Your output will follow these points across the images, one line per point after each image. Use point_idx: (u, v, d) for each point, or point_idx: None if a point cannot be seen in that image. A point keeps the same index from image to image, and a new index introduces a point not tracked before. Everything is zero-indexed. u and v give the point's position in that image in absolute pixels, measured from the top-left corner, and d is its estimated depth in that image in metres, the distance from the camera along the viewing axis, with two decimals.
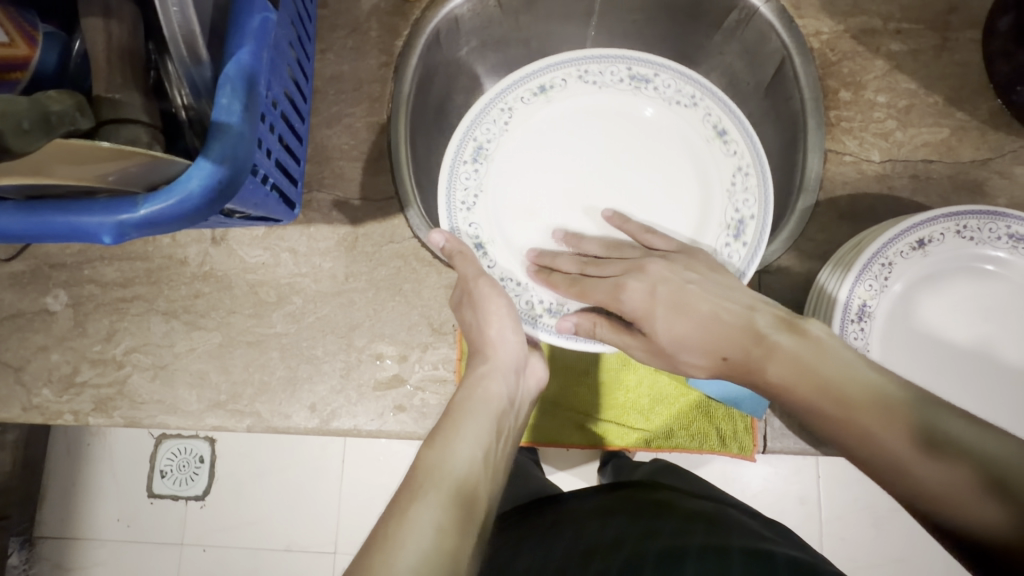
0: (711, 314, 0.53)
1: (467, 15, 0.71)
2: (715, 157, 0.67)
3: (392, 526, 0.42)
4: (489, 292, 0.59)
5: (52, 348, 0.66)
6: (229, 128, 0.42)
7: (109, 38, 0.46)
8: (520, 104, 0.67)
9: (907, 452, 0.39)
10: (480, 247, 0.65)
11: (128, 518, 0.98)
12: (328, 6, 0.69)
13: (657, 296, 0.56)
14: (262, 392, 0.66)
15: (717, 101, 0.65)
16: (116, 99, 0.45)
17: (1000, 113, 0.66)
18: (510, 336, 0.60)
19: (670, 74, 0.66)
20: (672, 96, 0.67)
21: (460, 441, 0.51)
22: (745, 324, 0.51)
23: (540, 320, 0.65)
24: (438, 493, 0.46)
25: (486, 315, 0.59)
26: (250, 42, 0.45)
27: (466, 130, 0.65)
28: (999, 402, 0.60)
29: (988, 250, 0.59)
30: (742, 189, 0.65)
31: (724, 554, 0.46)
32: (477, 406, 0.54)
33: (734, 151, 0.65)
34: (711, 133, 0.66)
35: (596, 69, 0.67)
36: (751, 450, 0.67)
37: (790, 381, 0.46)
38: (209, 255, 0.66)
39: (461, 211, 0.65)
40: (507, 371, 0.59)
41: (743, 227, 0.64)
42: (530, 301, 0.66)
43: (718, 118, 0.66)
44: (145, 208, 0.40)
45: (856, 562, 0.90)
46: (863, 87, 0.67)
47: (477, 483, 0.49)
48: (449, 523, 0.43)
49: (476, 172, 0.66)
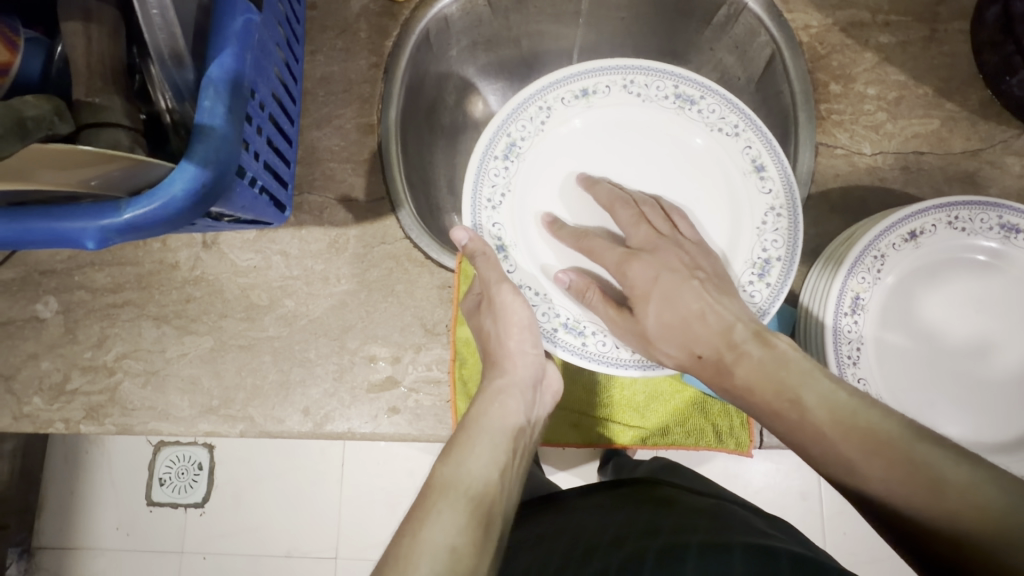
0: (699, 311, 0.53)
1: (457, 15, 0.70)
2: (748, 193, 0.62)
3: (405, 546, 0.42)
4: (510, 302, 0.58)
5: (43, 356, 0.65)
6: (213, 130, 0.41)
7: (89, 41, 0.45)
8: (559, 104, 0.63)
9: (881, 484, 0.41)
10: (501, 249, 0.62)
11: (127, 526, 0.98)
12: (316, 8, 0.69)
13: (661, 281, 0.55)
14: (255, 396, 0.65)
15: (759, 134, 0.60)
16: (96, 103, 0.44)
17: (990, 103, 0.65)
18: (528, 349, 0.59)
19: (717, 99, 0.61)
20: (715, 122, 0.62)
21: (475, 459, 0.50)
22: (724, 329, 0.52)
23: (555, 335, 0.60)
24: (452, 510, 0.45)
25: (505, 326, 0.58)
26: (233, 45, 0.44)
27: (500, 124, 0.61)
28: (987, 395, 0.60)
29: (979, 241, 0.58)
30: (772, 229, 0.60)
31: (726, 551, 0.46)
32: (492, 422, 0.54)
33: (769, 189, 0.60)
34: (748, 166, 0.61)
35: (642, 80, 0.62)
36: (748, 445, 0.68)
37: (755, 384, 0.48)
38: (200, 259, 0.66)
39: (485, 208, 0.61)
40: (524, 387, 0.57)
41: (770, 266, 0.60)
42: (549, 313, 0.61)
43: (758, 153, 0.61)
44: (128, 212, 0.39)
45: (858, 558, 0.89)
46: (853, 80, 0.67)
47: (492, 499, 0.48)
48: (464, 545, 0.42)
49: (504, 169, 0.62)
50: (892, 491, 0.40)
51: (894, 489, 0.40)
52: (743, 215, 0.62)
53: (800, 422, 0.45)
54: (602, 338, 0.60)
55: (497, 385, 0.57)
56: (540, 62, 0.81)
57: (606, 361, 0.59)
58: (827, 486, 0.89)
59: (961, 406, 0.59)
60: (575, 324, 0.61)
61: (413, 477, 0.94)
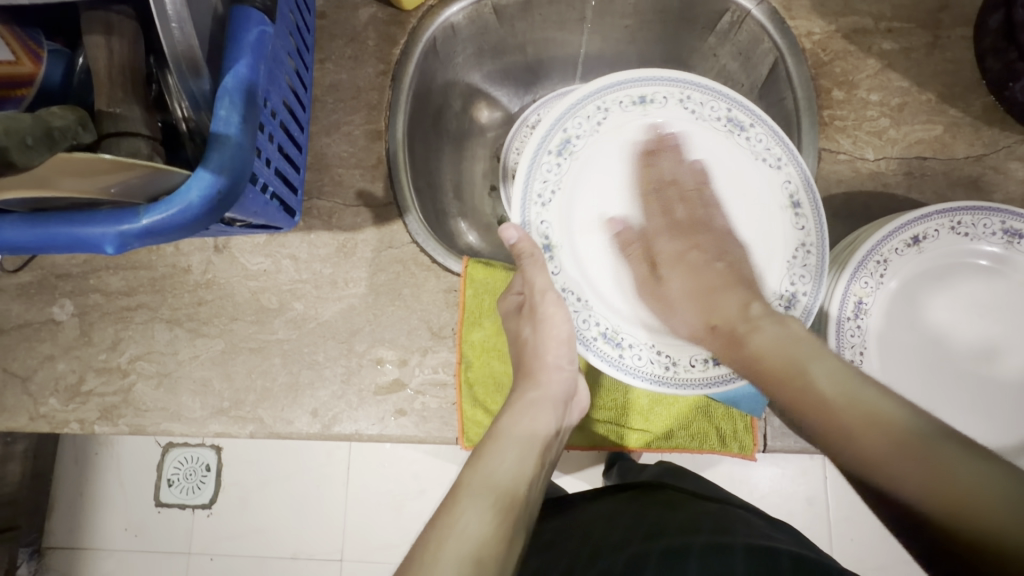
0: (716, 276, 0.59)
1: (463, 23, 0.71)
2: (781, 226, 0.61)
3: (431, 552, 0.44)
4: (553, 314, 0.59)
5: (59, 358, 0.67)
6: (228, 139, 0.43)
7: (111, 54, 0.46)
8: (616, 108, 0.61)
9: (871, 454, 0.42)
10: (547, 249, 0.61)
11: (136, 527, 0.99)
12: (325, 17, 0.70)
13: (685, 256, 0.62)
14: (264, 398, 0.66)
15: (799, 166, 0.59)
16: (116, 113, 0.46)
17: (994, 109, 0.66)
18: (565, 364, 0.60)
19: (766, 129, 0.60)
20: (759, 151, 0.61)
21: (502, 466, 0.51)
22: (740, 304, 0.56)
23: (592, 342, 0.60)
24: (478, 521, 0.46)
25: (545, 339, 0.59)
26: (247, 55, 0.46)
27: (556, 120, 0.59)
28: (989, 400, 0.60)
29: (982, 245, 0.59)
30: (800, 265, 0.59)
31: (727, 554, 0.47)
32: (523, 432, 0.54)
33: (802, 225, 0.59)
34: (785, 201, 0.60)
35: (698, 97, 0.61)
36: (751, 448, 0.68)
37: (767, 352, 0.50)
38: (211, 263, 0.67)
39: (535, 205, 0.60)
40: (557, 403, 0.58)
41: (796, 302, 0.59)
42: (589, 321, 0.61)
43: (797, 189, 0.60)
44: (147, 218, 0.40)
45: (865, 564, 0.89)
46: (856, 86, 0.68)
47: (518, 512, 0.49)
48: (488, 557, 0.44)
49: (557, 166, 0.60)
50: (886, 462, 0.42)
51: (874, 459, 0.42)
52: (773, 246, 0.61)
53: (801, 391, 0.47)
54: (638, 351, 0.60)
55: (530, 396, 0.57)
56: (546, 68, 0.82)
57: (641, 376, 0.59)
58: (833, 491, 0.90)
59: (963, 411, 0.60)
60: (614, 333, 0.60)
61: (418, 480, 0.95)
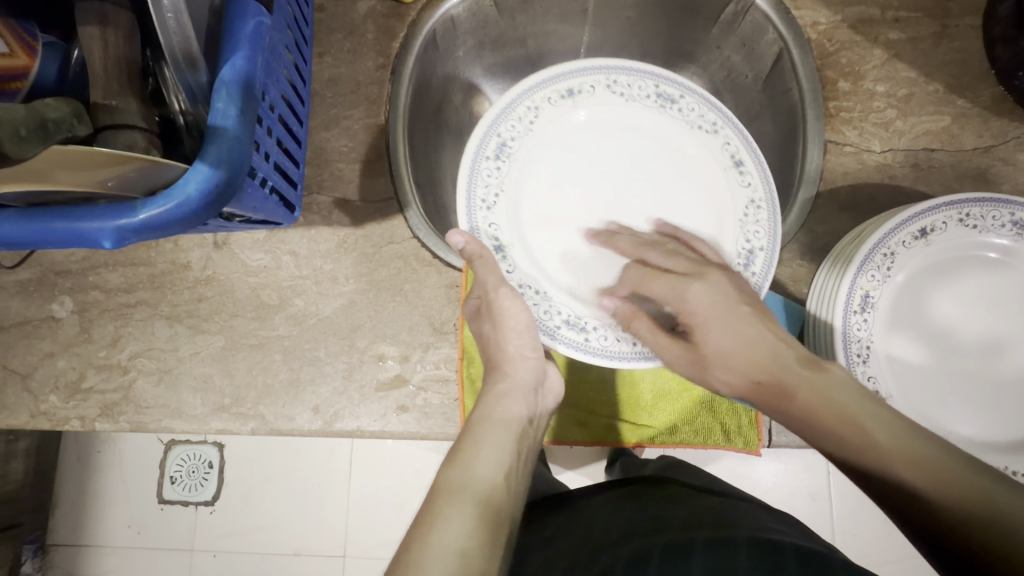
0: (759, 335, 0.51)
1: (464, 16, 0.71)
2: (728, 187, 0.63)
3: (414, 551, 0.41)
4: (510, 306, 0.56)
5: (59, 355, 0.66)
6: (226, 131, 0.42)
7: (106, 45, 0.46)
8: (546, 104, 0.62)
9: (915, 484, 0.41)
10: (499, 250, 0.60)
11: (139, 524, 0.99)
12: (324, 10, 0.69)
13: (718, 306, 0.53)
14: (265, 395, 0.66)
15: (734, 127, 0.62)
16: (112, 105, 0.45)
17: (1003, 100, 0.65)
18: (529, 352, 0.58)
19: (696, 98, 0.63)
20: (694, 120, 0.64)
21: (480, 462, 0.49)
22: (779, 354, 0.50)
23: (557, 331, 0.58)
24: (460, 515, 0.44)
25: (504, 332, 0.57)
26: (245, 47, 0.45)
27: (490, 124, 0.60)
28: (999, 394, 0.59)
29: (991, 238, 0.58)
30: (753, 221, 0.61)
31: (730, 544, 0.46)
32: (495, 423, 0.53)
33: (749, 182, 0.62)
34: (728, 161, 0.63)
35: (624, 80, 0.63)
36: (757, 444, 0.67)
37: (811, 405, 0.47)
38: (211, 259, 0.67)
39: (481, 210, 0.60)
40: (526, 391, 0.56)
41: (754, 257, 0.60)
42: (550, 311, 0.59)
43: (736, 149, 0.62)
44: (144, 212, 0.40)
45: (870, 559, 0.89)
46: (862, 77, 0.67)
47: (501, 504, 0.47)
48: (473, 548, 0.41)
49: (497, 170, 0.61)
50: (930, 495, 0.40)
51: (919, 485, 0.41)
52: (725, 208, 0.63)
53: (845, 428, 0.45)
54: (603, 331, 0.59)
55: (501, 389, 0.56)
56: (547, 60, 0.81)
57: (610, 356, 0.58)
58: (837, 486, 0.89)
59: (972, 406, 0.59)
60: (577, 320, 0.59)
61: (421, 476, 0.95)
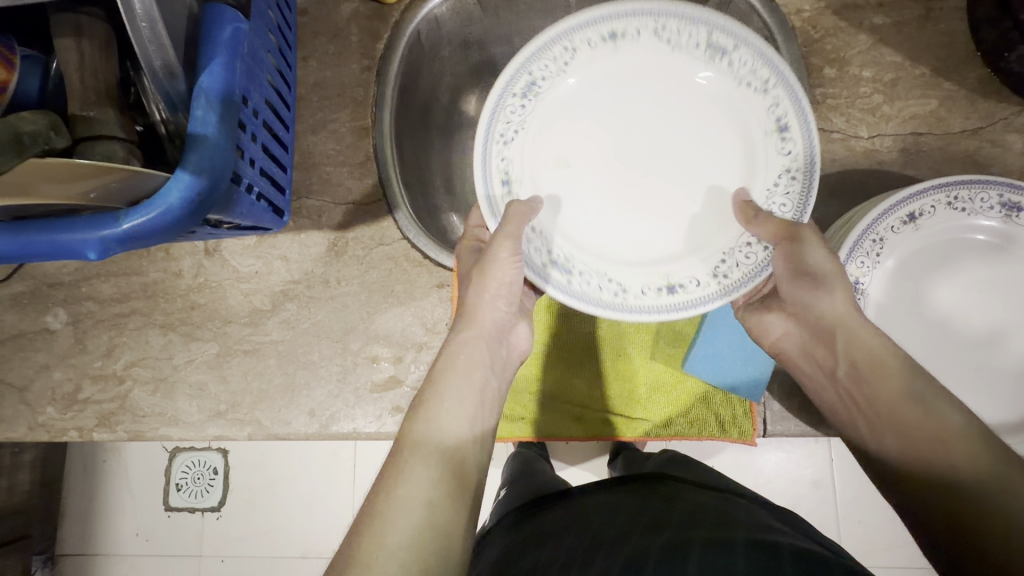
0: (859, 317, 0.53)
1: (447, 14, 0.70)
2: (762, 155, 0.55)
3: (381, 505, 0.42)
4: (501, 260, 0.51)
5: (55, 366, 0.67)
6: (206, 139, 0.42)
7: (81, 58, 0.46)
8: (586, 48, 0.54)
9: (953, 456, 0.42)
10: (507, 182, 0.56)
11: (147, 532, 0.99)
12: (307, 13, 0.69)
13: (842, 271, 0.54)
14: (261, 400, 0.66)
15: (789, 92, 0.52)
16: (90, 116, 0.45)
17: (990, 81, 0.65)
18: (502, 307, 0.54)
19: (751, 50, 0.52)
20: (744, 76, 0.54)
21: (444, 413, 0.48)
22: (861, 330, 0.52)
23: (542, 269, 0.54)
24: (425, 468, 0.45)
25: (485, 281, 0.52)
26: (222, 54, 0.45)
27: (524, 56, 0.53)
28: (996, 375, 0.59)
29: (980, 220, 0.58)
30: (782, 193, 0.54)
31: (728, 546, 0.46)
32: (460, 371, 0.51)
33: (789, 151, 0.53)
34: (771, 126, 0.54)
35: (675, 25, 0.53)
36: (751, 433, 0.66)
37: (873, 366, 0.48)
38: (202, 267, 0.67)
39: (497, 144, 0.55)
40: (491, 339, 0.54)
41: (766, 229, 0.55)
42: (540, 248, 0.55)
43: (785, 113, 0.53)
44: (127, 223, 0.40)
45: (874, 545, 0.89)
46: (848, 63, 0.66)
47: (466, 456, 0.47)
48: (440, 498, 0.44)
49: (521, 108, 0.55)
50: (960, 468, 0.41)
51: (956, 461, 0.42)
52: (755, 176, 0.56)
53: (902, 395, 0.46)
54: (588, 277, 0.55)
55: (464, 336, 0.53)
56: None
57: (589, 299, 0.54)
58: (841, 474, 0.89)
59: (968, 389, 0.59)
60: (564, 261, 0.56)
61: None
